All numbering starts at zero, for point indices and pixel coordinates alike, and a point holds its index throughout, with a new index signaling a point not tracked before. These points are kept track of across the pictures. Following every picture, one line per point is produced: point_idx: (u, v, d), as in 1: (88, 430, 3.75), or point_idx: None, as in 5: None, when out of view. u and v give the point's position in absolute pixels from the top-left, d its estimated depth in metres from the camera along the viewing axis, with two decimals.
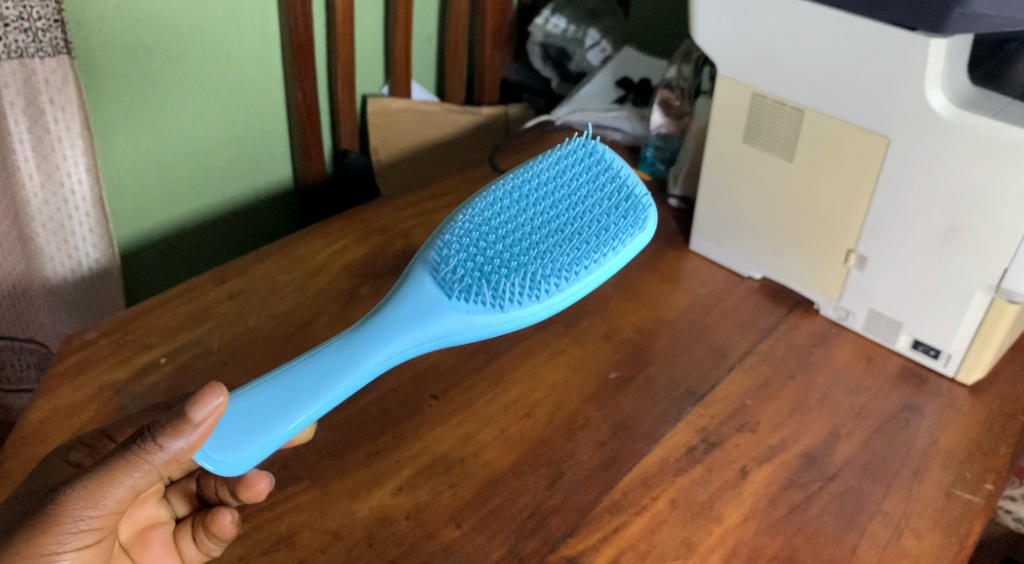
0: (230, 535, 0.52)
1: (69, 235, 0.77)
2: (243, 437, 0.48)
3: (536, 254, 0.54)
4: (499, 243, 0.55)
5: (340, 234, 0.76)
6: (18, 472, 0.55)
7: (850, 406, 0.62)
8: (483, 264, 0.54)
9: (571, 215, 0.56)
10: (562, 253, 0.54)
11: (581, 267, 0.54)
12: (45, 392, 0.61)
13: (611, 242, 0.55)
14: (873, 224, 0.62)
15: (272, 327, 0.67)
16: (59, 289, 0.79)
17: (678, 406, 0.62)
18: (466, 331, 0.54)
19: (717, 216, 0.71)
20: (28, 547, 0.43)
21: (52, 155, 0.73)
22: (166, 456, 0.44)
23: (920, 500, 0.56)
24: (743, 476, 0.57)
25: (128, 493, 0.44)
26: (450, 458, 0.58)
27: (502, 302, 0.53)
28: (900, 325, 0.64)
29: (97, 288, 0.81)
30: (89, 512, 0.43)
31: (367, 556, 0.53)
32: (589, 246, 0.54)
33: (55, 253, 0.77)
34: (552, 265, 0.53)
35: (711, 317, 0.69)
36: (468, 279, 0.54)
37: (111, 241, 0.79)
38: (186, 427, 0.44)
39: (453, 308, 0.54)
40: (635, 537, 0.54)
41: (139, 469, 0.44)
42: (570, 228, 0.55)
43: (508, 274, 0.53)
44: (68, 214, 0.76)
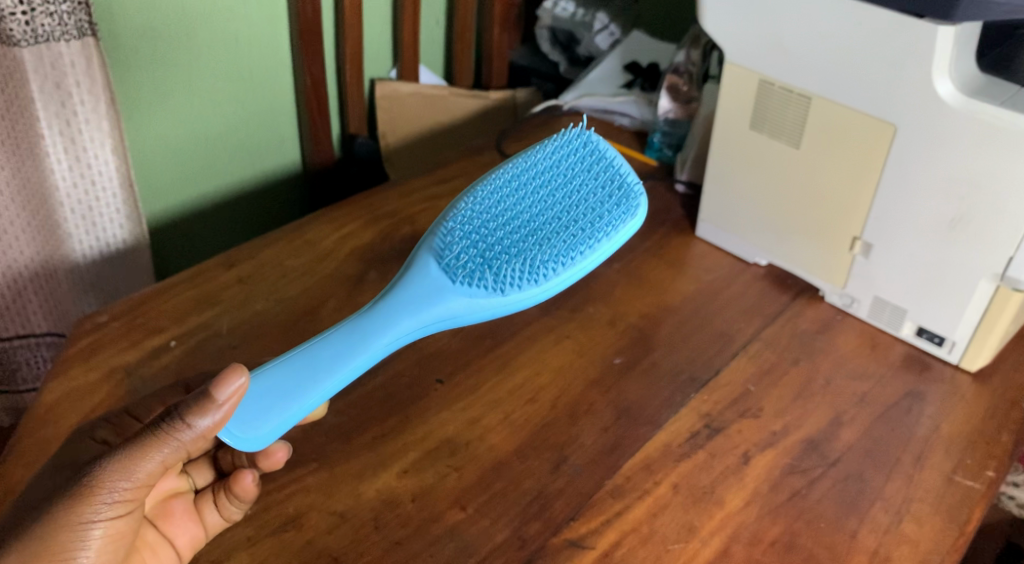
0: (251, 496, 0.53)
1: (97, 216, 0.78)
2: (261, 414, 0.49)
3: (535, 241, 0.55)
4: (501, 231, 0.56)
5: (348, 219, 0.77)
6: (32, 453, 0.56)
7: (853, 392, 0.62)
8: (486, 251, 0.55)
9: (567, 204, 0.57)
10: (558, 241, 0.55)
11: (575, 252, 0.54)
12: (57, 374, 0.61)
13: (601, 229, 0.55)
14: (878, 209, 0.62)
15: (280, 311, 0.68)
16: (83, 266, 0.79)
17: (682, 392, 0.62)
18: (470, 314, 0.55)
19: (723, 202, 0.71)
20: (67, 517, 0.43)
21: (79, 138, 0.74)
22: (194, 434, 0.45)
23: (922, 486, 0.56)
24: (745, 462, 0.58)
25: (158, 467, 0.45)
26: (455, 442, 0.59)
27: (501, 285, 0.54)
28: (904, 312, 0.64)
29: (124, 265, 0.82)
30: (122, 484, 0.44)
31: (373, 537, 0.53)
32: (583, 234, 0.55)
33: (83, 236, 0.78)
34: (549, 249, 0.54)
35: (717, 304, 0.69)
36: (471, 264, 0.54)
37: (138, 216, 0.80)
38: (211, 407, 0.45)
39: (457, 293, 0.54)
40: (637, 521, 0.55)
41: (168, 444, 0.45)
42: (566, 217, 0.56)
43: (507, 259, 0.54)
44: (96, 197, 0.77)
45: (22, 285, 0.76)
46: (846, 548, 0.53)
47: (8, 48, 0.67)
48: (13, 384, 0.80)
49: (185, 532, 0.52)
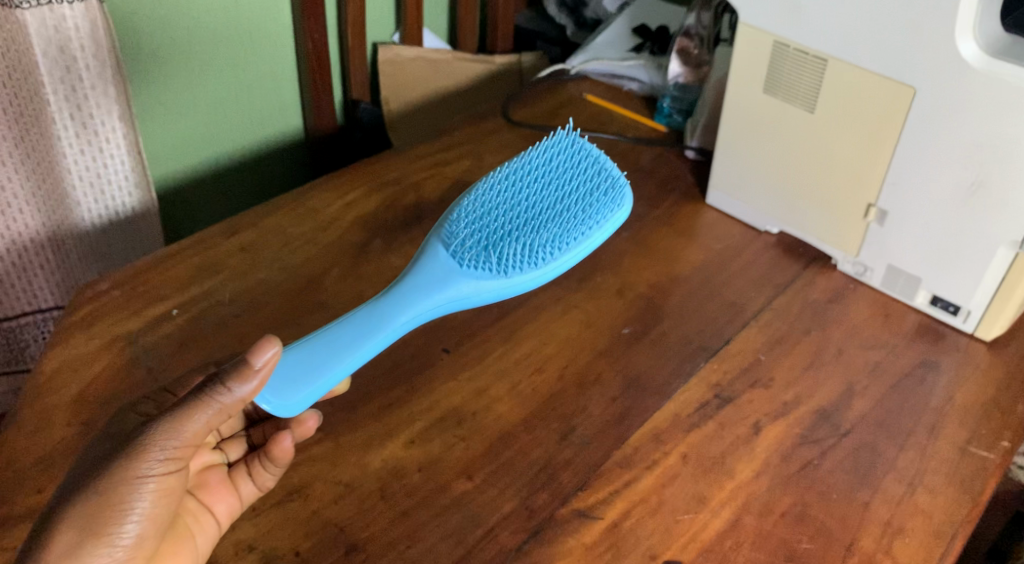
0: (286, 458, 0.51)
1: (105, 183, 0.77)
2: (293, 382, 0.48)
3: (535, 226, 0.55)
4: (501, 218, 0.55)
5: (351, 187, 0.76)
6: (34, 422, 0.56)
7: (866, 361, 0.61)
8: (489, 235, 0.55)
9: (562, 193, 0.57)
10: (557, 228, 0.55)
11: (573, 233, 0.55)
12: (58, 342, 0.61)
13: (594, 218, 0.56)
14: (894, 176, 0.60)
15: (283, 280, 0.67)
16: (90, 233, 0.78)
17: (691, 362, 0.61)
18: (478, 295, 0.54)
19: (735, 169, 0.70)
20: (115, 479, 0.42)
21: (85, 104, 0.72)
22: (235, 397, 0.44)
23: (935, 457, 0.55)
24: (756, 432, 0.57)
25: (202, 431, 0.44)
26: (462, 412, 0.58)
27: (504, 262, 0.53)
28: (918, 281, 0.63)
29: (133, 233, 0.81)
30: (170, 445, 0.43)
31: (380, 507, 0.53)
32: (582, 222, 0.56)
33: (92, 203, 0.77)
34: (548, 229, 0.55)
35: (727, 272, 0.68)
36: (475, 247, 0.54)
37: (147, 180, 0.79)
38: (249, 373, 0.45)
39: (464, 276, 0.54)
40: (646, 491, 0.54)
41: (211, 407, 0.44)
42: (561, 205, 0.56)
43: (508, 240, 0.54)
44: (104, 163, 0.76)
45: (27, 255, 0.74)
46: (858, 519, 0.52)
47: (9, 11, 0.65)
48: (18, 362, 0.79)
49: (223, 502, 0.50)
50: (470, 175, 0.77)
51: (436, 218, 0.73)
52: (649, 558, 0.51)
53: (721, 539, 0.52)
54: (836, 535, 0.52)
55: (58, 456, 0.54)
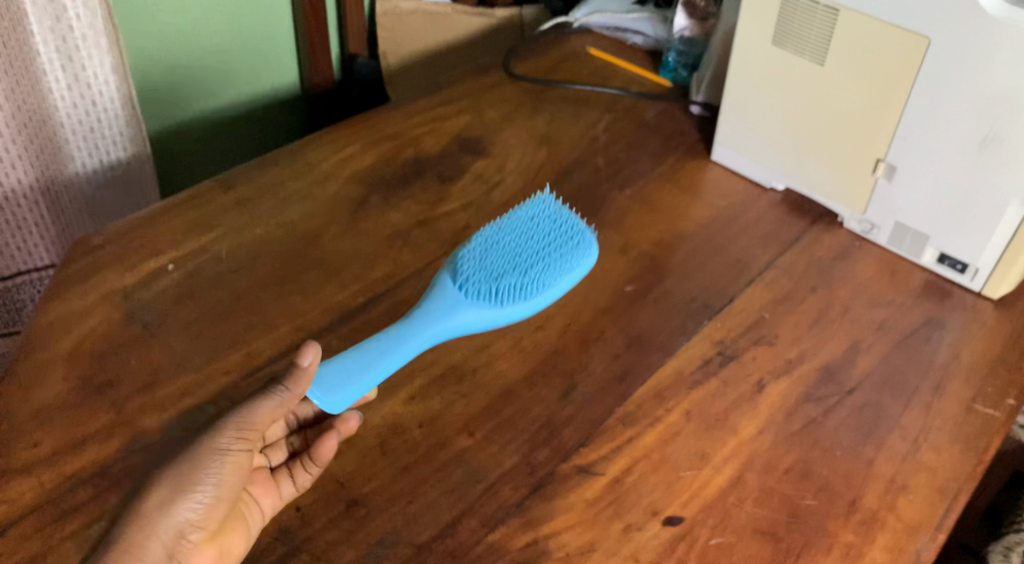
0: (328, 457, 0.52)
1: (100, 136, 0.76)
2: (333, 384, 0.51)
3: (527, 266, 0.58)
4: (497, 257, 0.59)
5: (349, 141, 0.74)
6: (29, 376, 0.55)
7: (871, 319, 0.61)
8: (490, 269, 0.58)
9: (545, 236, 0.61)
10: (547, 273, 0.58)
11: (558, 274, 0.59)
12: (52, 296, 0.60)
13: (574, 262, 0.60)
14: (905, 131, 0.59)
15: (281, 235, 0.66)
16: (86, 186, 0.77)
17: (695, 320, 0.61)
18: (477, 324, 0.57)
19: (742, 125, 0.69)
20: (195, 454, 0.47)
21: (76, 55, 0.71)
22: (291, 390, 0.50)
23: (940, 415, 0.55)
24: (759, 389, 0.57)
25: (268, 419, 0.49)
26: (463, 369, 0.58)
27: (499, 292, 0.57)
28: (926, 238, 0.62)
29: (129, 188, 0.79)
30: (241, 428, 0.48)
31: (380, 464, 0.52)
32: (563, 265, 0.59)
33: (86, 156, 0.76)
34: (538, 268, 0.58)
35: (731, 230, 0.67)
36: (479, 277, 0.57)
37: (142, 134, 0.78)
38: (299, 373, 0.50)
39: (466, 307, 0.57)
40: (648, 448, 0.54)
41: (274, 397, 0.50)
42: (545, 247, 0.60)
43: (503, 274, 0.58)
44: (97, 117, 0.74)
45: (21, 212, 0.72)
46: (861, 476, 0.52)
47: None
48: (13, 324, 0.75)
49: (265, 496, 0.49)
50: (470, 130, 0.76)
51: (435, 173, 0.72)
52: (651, 513, 0.51)
53: (724, 495, 0.51)
54: (840, 492, 0.51)
55: (53, 410, 0.54)
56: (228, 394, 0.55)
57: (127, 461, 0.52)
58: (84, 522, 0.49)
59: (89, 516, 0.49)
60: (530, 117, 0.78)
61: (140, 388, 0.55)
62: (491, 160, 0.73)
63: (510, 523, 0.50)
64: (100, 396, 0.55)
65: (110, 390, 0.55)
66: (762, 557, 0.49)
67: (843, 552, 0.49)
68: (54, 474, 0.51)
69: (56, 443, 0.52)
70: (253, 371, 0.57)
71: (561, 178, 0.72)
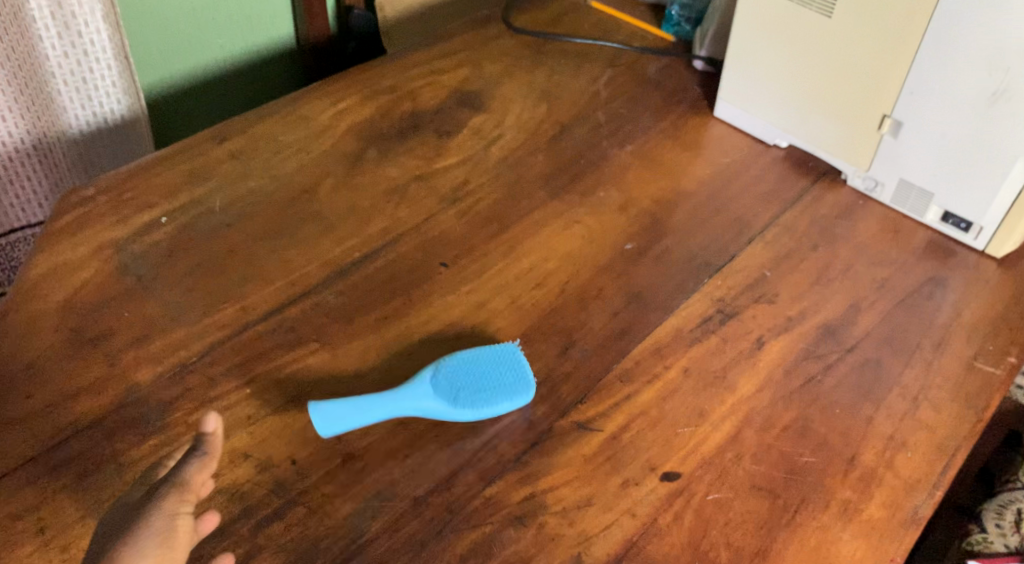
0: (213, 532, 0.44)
1: (92, 88, 0.74)
2: (326, 418, 0.51)
3: (480, 394, 0.52)
4: (461, 388, 0.52)
5: (346, 94, 0.73)
6: (20, 328, 0.55)
7: (873, 278, 0.60)
8: (456, 393, 0.52)
9: (496, 386, 0.53)
10: (486, 406, 0.52)
11: (507, 400, 0.52)
12: (43, 249, 0.59)
13: (526, 374, 0.53)
14: (913, 85, 0.59)
15: (277, 189, 0.65)
16: (78, 139, 0.76)
17: (695, 278, 0.60)
18: (427, 413, 0.52)
19: (748, 80, 0.69)
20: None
21: (67, 3, 0.68)
22: (205, 448, 0.44)
23: (940, 373, 0.55)
24: (759, 347, 0.56)
25: (192, 490, 0.42)
26: (461, 325, 0.57)
27: (447, 399, 0.52)
28: (930, 196, 0.62)
29: (123, 140, 0.78)
30: (161, 509, 0.41)
31: (378, 418, 0.52)
32: (514, 396, 0.52)
33: (78, 108, 0.74)
34: (488, 391, 0.52)
35: (732, 188, 0.67)
36: (446, 397, 0.52)
37: (135, 86, 0.76)
38: (207, 435, 0.45)
39: (427, 404, 0.51)
40: (646, 405, 0.53)
41: (191, 463, 0.43)
42: (493, 386, 0.52)
43: (460, 378, 0.53)
44: (89, 67, 0.72)
45: (13, 164, 0.72)
46: (860, 434, 0.52)
47: None
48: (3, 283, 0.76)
49: None
50: (468, 84, 0.75)
51: (433, 128, 0.71)
52: (649, 469, 0.50)
53: (722, 452, 0.51)
54: (838, 449, 0.51)
55: (46, 362, 0.53)
56: (223, 348, 0.55)
57: (122, 413, 0.51)
58: (79, 473, 0.49)
59: (84, 468, 0.49)
60: (529, 72, 0.77)
61: (134, 341, 0.55)
62: (490, 115, 0.72)
63: (508, 478, 0.50)
64: (93, 349, 0.54)
65: (103, 342, 0.55)
66: (760, 513, 0.49)
67: (841, 508, 0.49)
68: (47, 426, 0.50)
69: (50, 394, 0.52)
70: (248, 325, 0.56)
71: (561, 134, 0.71)
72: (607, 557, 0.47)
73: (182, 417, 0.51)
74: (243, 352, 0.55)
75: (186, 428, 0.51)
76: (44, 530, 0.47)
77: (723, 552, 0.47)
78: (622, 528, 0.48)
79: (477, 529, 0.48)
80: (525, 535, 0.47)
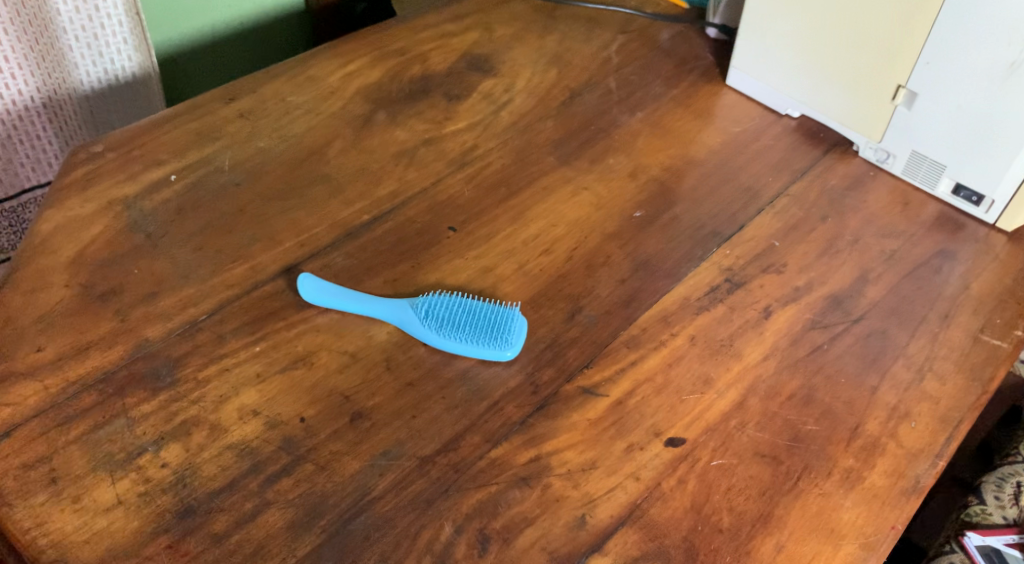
0: None
1: (103, 46, 0.73)
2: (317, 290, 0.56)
3: (452, 324, 0.54)
4: (443, 313, 0.55)
5: (355, 55, 0.73)
6: (30, 281, 0.55)
7: (881, 250, 0.60)
8: (434, 315, 0.54)
9: (475, 331, 0.54)
10: (455, 335, 0.53)
11: (467, 342, 0.53)
12: (53, 204, 0.59)
13: (513, 338, 0.54)
14: (929, 55, 0.59)
15: (286, 150, 0.65)
16: (89, 95, 0.75)
17: (703, 246, 0.60)
18: (400, 324, 0.55)
19: (762, 48, 0.69)
20: None
21: None
22: None
23: (946, 344, 0.55)
24: (766, 316, 0.56)
25: None
26: (468, 289, 0.57)
27: (421, 316, 0.54)
28: (942, 168, 0.62)
29: (133, 96, 0.77)
30: None
31: (385, 378, 0.53)
32: (487, 344, 0.53)
33: (90, 65, 0.73)
34: (460, 329, 0.54)
35: (743, 157, 0.66)
36: (424, 312, 0.54)
37: (146, 45, 0.75)
38: None
39: (404, 315, 0.55)
40: (652, 371, 0.53)
41: None
42: (472, 327, 0.54)
43: (445, 309, 0.55)
44: (101, 24, 0.71)
45: (23, 122, 0.73)
46: (865, 403, 0.52)
47: None
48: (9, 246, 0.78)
49: None
50: (478, 48, 0.74)
51: (442, 91, 0.70)
52: (653, 435, 0.51)
53: (727, 419, 0.51)
54: (842, 418, 0.52)
55: (56, 316, 0.54)
56: (232, 306, 0.55)
57: (131, 368, 0.52)
58: (90, 426, 0.49)
59: (94, 421, 0.49)
60: (540, 37, 0.76)
61: (143, 297, 0.55)
62: (500, 79, 0.72)
63: (513, 440, 0.50)
64: (103, 304, 0.55)
65: (113, 298, 0.55)
66: (762, 479, 0.49)
67: (843, 476, 0.49)
68: (57, 378, 0.51)
69: (60, 348, 0.52)
70: (256, 284, 0.56)
71: (571, 100, 0.70)
72: (611, 519, 0.47)
73: (191, 373, 0.52)
74: (252, 311, 0.55)
75: (195, 384, 0.51)
76: (56, 480, 0.47)
77: (725, 516, 0.48)
78: (626, 492, 0.48)
79: (483, 489, 0.48)
80: (530, 496, 0.48)
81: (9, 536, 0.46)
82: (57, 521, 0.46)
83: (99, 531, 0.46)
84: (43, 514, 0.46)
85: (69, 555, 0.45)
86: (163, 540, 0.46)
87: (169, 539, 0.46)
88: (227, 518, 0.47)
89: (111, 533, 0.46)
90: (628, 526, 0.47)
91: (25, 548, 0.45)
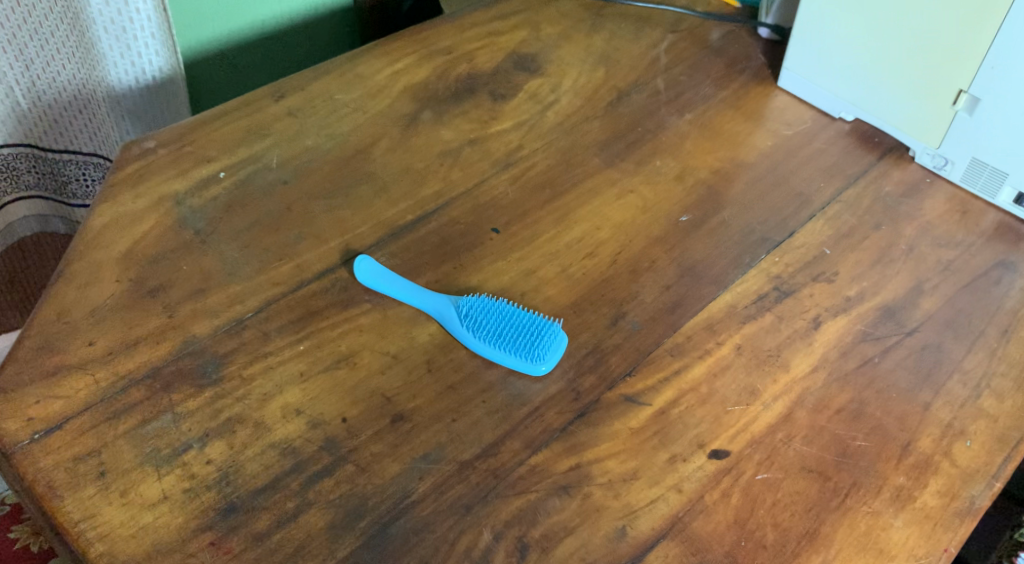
0: None
1: (133, 42, 0.74)
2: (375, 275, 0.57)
3: (487, 330, 0.54)
4: (482, 318, 0.54)
5: (401, 53, 0.72)
6: (83, 275, 0.56)
7: (938, 259, 0.58)
8: (473, 317, 0.54)
9: (510, 343, 0.53)
10: (488, 341, 0.53)
11: (496, 348, 0.53)
12: (106, 199, 0.60)
13: (548, 354, 0.53)
14: (993, 59, 0.57)
15: (331, 148, 0.65)
16: (118, 91, 0.77)
17: (751, 253, 0.59)
18: (439, 319, 0.55)
19: (816, 49, 0.67)
20: None
21: None
22: None
23: (1005, 360, 0.53)
24: (816, 327, 0.55)
25: None
26: (510, 292, 0.57)
27: (460, 317, 0.55)
28: (1004, 176, 0.60)
29: (161, 97, 0.80)
30: None
31: (426, 380, 0.52)
32: (522, 355, 0.53)
33: (119, 61, 0.75)
34: (493, 338, 0.53)
35: (795, 161, 0.65)
36: (465, 314, 0.55)
37: (173, 44, 0.77)
38: None
39: (445, 312, 0.55)
40: (696, 381, 0.52)
41: None
42: (507, 337, 0.53)
43: (485, 313, 0.55)
44: (130, 19, 0.73)
45: (56, 111, 0.73)
46: (917, 419, 0.51)
47: None
48: (65, 196, 0.80)
49: None
50: (525, 47, 0.74)
51: (488, 91, 0.70)
52: (696, 446, 0.50)
53: (774, 432, 0.50)
54: (893, 434, 0.50)
55: (106, 310, 0.54)
56: (278, 304, 0.56)
57: (178, 364, 0.52)
58: (138, 420, 0.50)
59: (142, 416, 0.50)
60: (589, 36, 0.75)
61: (191, 293, 0.56)
62: (547, 79, 0.71)
63: (554, 447, 0.50)
64: (152, 299, 0.55)
65: (161, 294, 0.56)
66: (809, 495, 0.48)
67: (893, 495, 0.48)
68: (108, 372, 0.52)
69: (111, 341, 0.53)
70: (302, 283, 0.57)
71: (619, 100, 0.69)
72: (652, 532, 0.47)
73: (237, 371, 0.52)
74: (296, 309, 0.55)
75: (240, 382, 0.52)
76: (104, 474, 0.48)
77: (769, 532, 0.47)
78: (668, 504, 0.48)
79: (522, 496, 0.48)
80: (570, 505, 0.47)
81: (58, 525, 0.46)
82: (105, 514, 0.47)
83: (145, 526, 0.46)
84: (93, 506, 0.47)
85: (116, 548, 0.46)
86: (207, 536, 0.46)
87: (212, 536, 0.46)
88: (269, 516, 0.47)
89: (157, 528, 0.46)
90: (669, 539, 0.47)
91: (74, 539, 0.46)
